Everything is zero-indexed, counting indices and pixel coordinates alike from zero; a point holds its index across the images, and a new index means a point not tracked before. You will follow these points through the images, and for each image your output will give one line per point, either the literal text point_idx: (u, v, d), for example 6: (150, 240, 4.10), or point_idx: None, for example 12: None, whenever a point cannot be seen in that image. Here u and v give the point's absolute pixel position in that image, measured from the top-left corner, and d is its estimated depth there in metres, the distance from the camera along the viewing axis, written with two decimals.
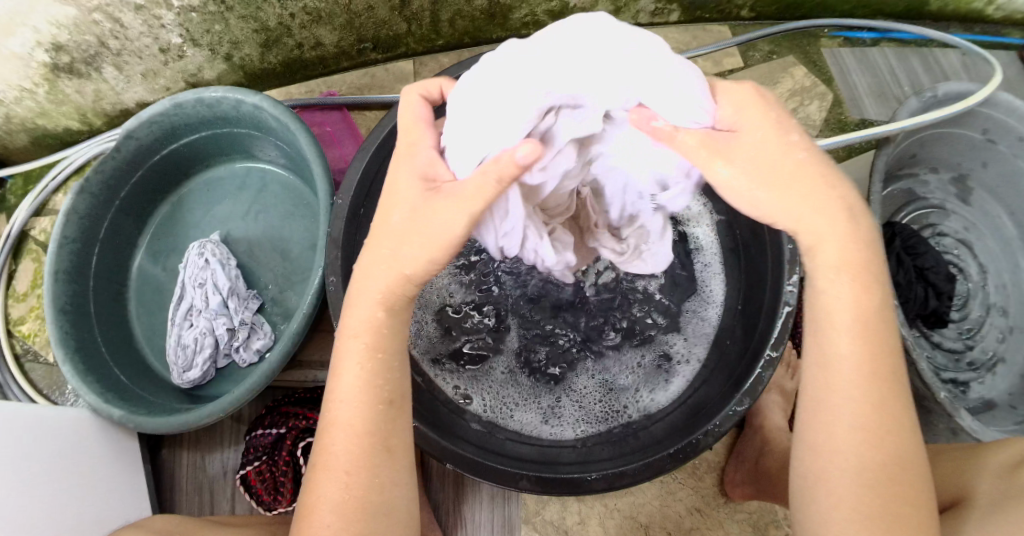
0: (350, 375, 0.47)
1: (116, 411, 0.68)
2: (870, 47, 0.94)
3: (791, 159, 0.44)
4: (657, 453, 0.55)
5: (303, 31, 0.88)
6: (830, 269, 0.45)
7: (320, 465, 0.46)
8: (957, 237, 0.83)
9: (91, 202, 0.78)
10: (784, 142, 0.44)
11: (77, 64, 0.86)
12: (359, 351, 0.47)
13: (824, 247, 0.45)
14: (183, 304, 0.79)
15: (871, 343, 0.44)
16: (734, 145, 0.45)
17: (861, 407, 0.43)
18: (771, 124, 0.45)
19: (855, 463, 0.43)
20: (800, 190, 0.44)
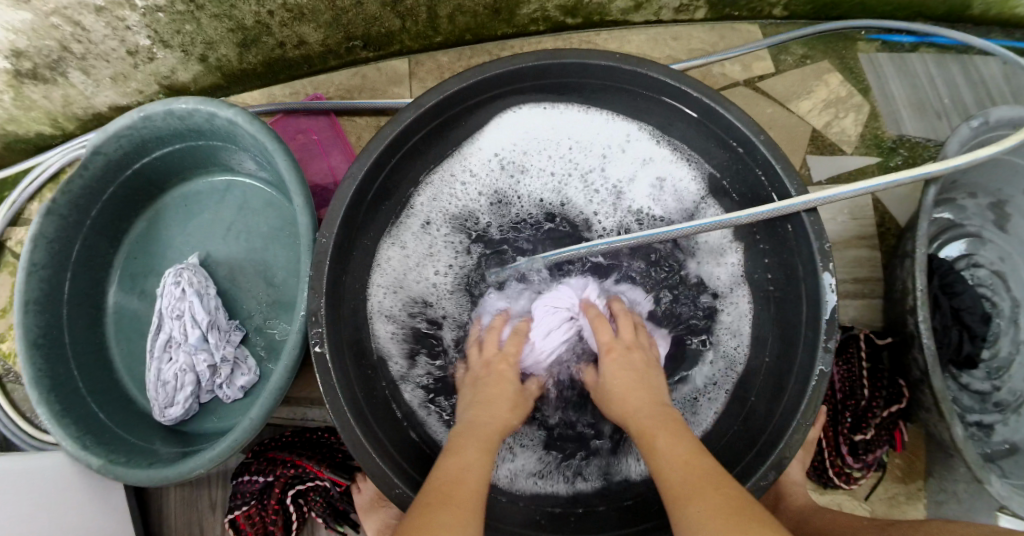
0: (469, 454, 0.48)
1: (93, 459, 0.65)
2: (908, 52, 0.86)
3: (635, 372, 0.55)
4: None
5: (284, 30, 0.80)
6: (637, 406, 0.51)
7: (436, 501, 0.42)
8: (992, 269, 0.77)
9: (59, 225, 0.73)
10: (639, 360, 0.56)
11: (41, 69, 0.79)
12: (471, 443, 0.49)
13: (637, 397, 0.52)
14: (161, 335, 0.75)
15: (674, 429, 0.47)
16: (615, 350, 0.57)
17: (686, 467, 0.43)
18: (626, 331, 0.59)
19: (707, 507, 0.39)
20: (623, 380, 0.54)
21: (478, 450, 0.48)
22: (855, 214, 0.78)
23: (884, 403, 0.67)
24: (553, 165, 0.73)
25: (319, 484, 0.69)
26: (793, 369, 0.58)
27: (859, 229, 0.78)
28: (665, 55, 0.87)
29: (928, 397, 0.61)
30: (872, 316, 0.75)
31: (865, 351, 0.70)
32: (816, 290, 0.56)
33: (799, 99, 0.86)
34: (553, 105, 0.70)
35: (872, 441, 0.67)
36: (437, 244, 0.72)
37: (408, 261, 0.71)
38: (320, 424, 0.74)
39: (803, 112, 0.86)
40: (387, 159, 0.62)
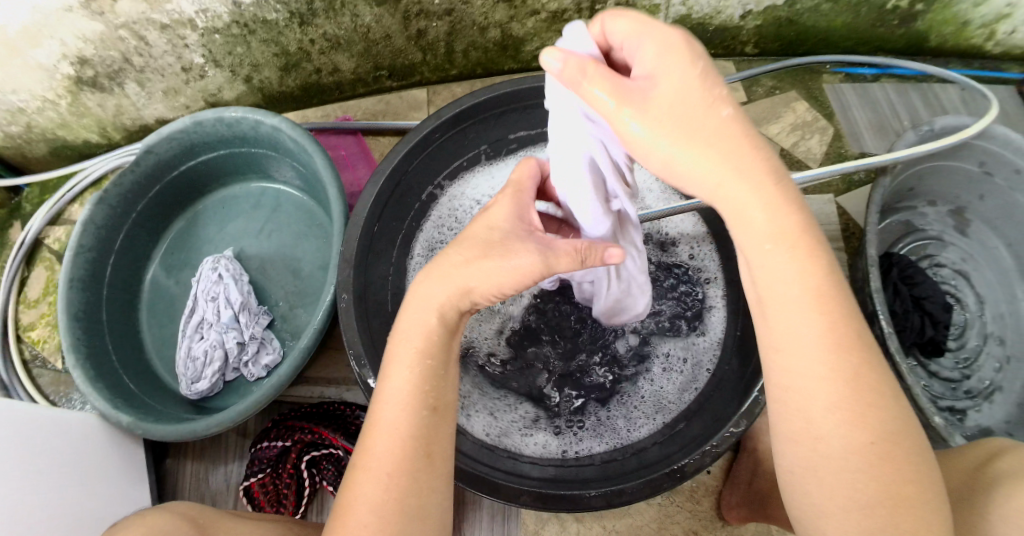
0: (396, 378, 0.46)
1: (124, 417, 0.69)
2: (870, 82, 0.96)
3: (698, 121, 0.40)
4: (632, 478, 0.56)
5: (322, 57, 0.90)
6: (766, 238, 0.41)
7: (360, 467, 0.44)
8: (955, 268, 0.85)
9: (108, 213, 0.80)
10: (710, 93, 0.40)
11: (101, 78, 0.88)
12: (409, 356, 0.46)
13: (748, 214, 0.41)
14: (195, 316, 0.81)
15: (832, 316, 0.40)
16: (656, 95, 0.41)
17: (839, 389, 0.40)
18: (695, 73, 0.40)
19: (846, 450, 0.39)
20: (678, 126, 0.40)
21: (408, 369, 0.46)
22: (823, 220, 0.86)
23: None
24: None
25: (333, 453, 0.74)
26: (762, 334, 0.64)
27: (827, 232, 0.86)
28: None
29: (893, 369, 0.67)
30: None
31: None
32: None
33: (769, 123, 0.96)
34: (543, 124, 0.80)
35: None
36: None
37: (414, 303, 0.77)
38: (336, 400, 0.80)
39: (774, 134, 0.96)
40: (408, 165, 0.71)
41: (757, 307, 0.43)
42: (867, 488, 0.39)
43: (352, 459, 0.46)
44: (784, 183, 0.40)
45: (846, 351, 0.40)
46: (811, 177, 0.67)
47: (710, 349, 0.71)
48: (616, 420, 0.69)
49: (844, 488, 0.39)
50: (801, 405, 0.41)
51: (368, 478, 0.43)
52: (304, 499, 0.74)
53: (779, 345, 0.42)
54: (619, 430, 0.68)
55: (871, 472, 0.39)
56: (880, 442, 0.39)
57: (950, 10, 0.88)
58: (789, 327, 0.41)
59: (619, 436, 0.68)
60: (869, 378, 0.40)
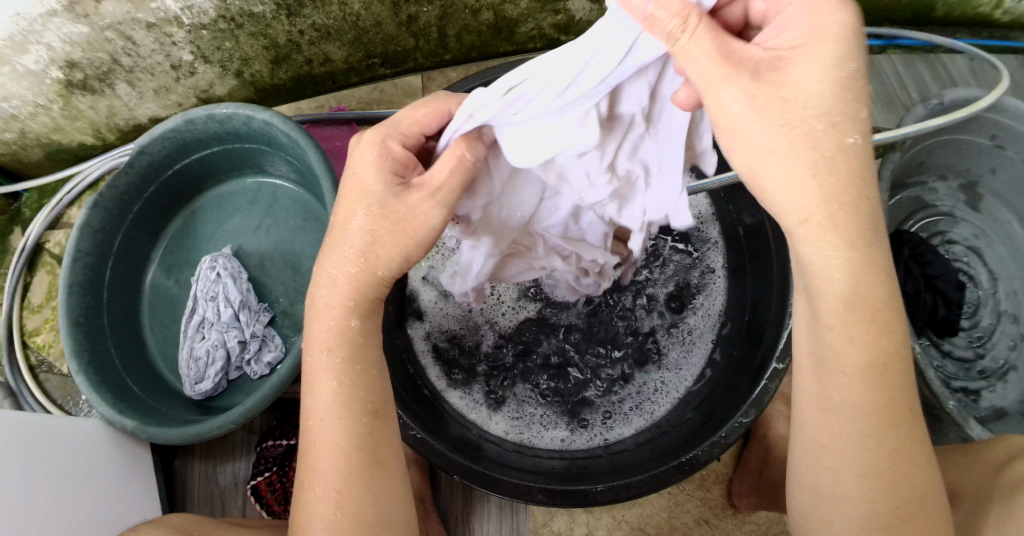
0: (323, 398, 0.46)
1: (129, 422, 0.69)
2: (876, 54, 0.94)
3: (811, 127, 0.38)
4: (637, 474, 0.55)
5: (312, 48, 0.89)
6: (835, 310, 0.40)
7: (305, 483, 0.46)
8: (967, 245, 0.83)
9: (104, 216, 0.79)
10: (840, 110, 0.38)
11: (91, 81, 0.87)
12: (332, 367, 0.47)
13: (824, 260, 0.40)
14: (195, 316, 0.81)
15: (885, 385, 0.41)
16: (786, 85, 0.37)
17: (870, 458, 0.42)
18: (836, 80, 0.37)
19: (869, 512, 0.42)
20: (786, 128, 0.38)
21: (326, 389, 0.46)
22: None
23: None
24: None
25: None
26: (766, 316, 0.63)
27: None
28: None
29: None
30: None
31: None
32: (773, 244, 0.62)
33: None
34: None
35: None
36: None
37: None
38: None
39: None
40: None
41: (814, 364, 0.44)
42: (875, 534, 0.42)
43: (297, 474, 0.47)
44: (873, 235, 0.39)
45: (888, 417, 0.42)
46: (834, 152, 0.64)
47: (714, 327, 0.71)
48: (616, 414, 0.69)
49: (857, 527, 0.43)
50: (833, 471, 0.43)
51: (320, 492, 0.45)
52: None
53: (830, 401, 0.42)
54: (620, 420, 0.69)
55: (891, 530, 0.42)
56: (894, 493, 0.42)
57: None
58: (840, 401, 0.42)
59: (616, 428, 0.68)
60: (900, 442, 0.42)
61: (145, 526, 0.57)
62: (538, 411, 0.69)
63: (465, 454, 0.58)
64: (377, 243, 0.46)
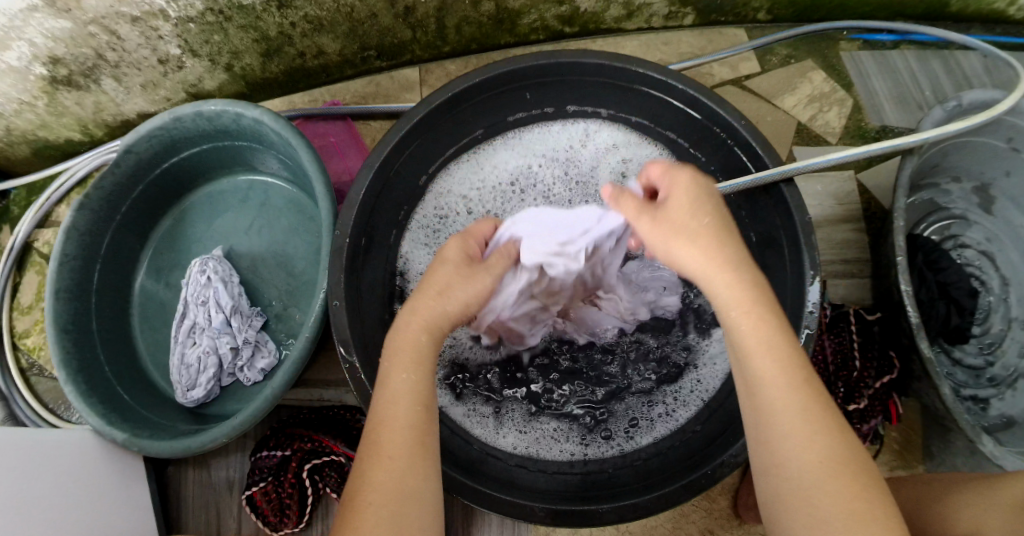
0: (396, 381, 0.45)
1: (119, 434, 0.67)
2: (889, 49, 0.91)
3: (694, 228, 0.46)
4: (646, 494, 0.54)
5: (304, 40, 0.86)
6: (722, 308, 0.44)
7: (361, 460, 0.43)
8: (979, 249, 0.81)
9: (91, 218, 0.77)
10: (708, 216, 0.46)
11: (76, 76, 0.84)
12: (403, 361, 0.46)
13: (715, 293, 0.45)
14: (186, 321, 0.79)
15: (783, 360, 0.42)
16: (667, 213, 0.48)
17: (794, 410, 0.40)
18: (691, 199, 0.48)
19: (801, 470, 0.39)
20: (682, 245, 0.46)
21: (400, 372, 0.46)
22: (841, 198, 0.83)
23: (875, 374, 0.70)
24: (535, 191, 0.82)
25: (335, 460, 0.71)
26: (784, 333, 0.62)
27: (846, 212, 0.82)
28: (657, 58, 0.93)
29: (919, 363, 0.63)
30: (862, 294, 0.79)
31: (854, 326, 0.73)
32: (794, 253, 0.61)
33: (783, 95, 0.91)
34: (537, 105, 0.76)
35: (867, 411, 0.70)
36: None
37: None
38: (336, 403, 0.78)
39: (789, 107, 0.91)
40: (402, 152, 0.67)
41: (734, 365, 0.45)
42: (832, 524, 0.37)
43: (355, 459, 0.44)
44: (752, 280, 0.44)
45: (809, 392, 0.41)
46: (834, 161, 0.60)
47: None
48: (635, 423, 0.67)
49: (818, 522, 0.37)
50: (764, 433, 0.41)
51: (373, 470, 0.42)
52: (307, 508, 0.72)
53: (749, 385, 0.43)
54: (639, 428, 0.67)
55: (834, 493, 0.38)
56: (844, 467, 0.38)
57: None
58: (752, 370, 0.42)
59: (633, 440, 0.67)
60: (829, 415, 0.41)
61: None
62: (552, 424, 0.68)
63: (473, 475, 0.56)
64: (449, 287, 0.50)
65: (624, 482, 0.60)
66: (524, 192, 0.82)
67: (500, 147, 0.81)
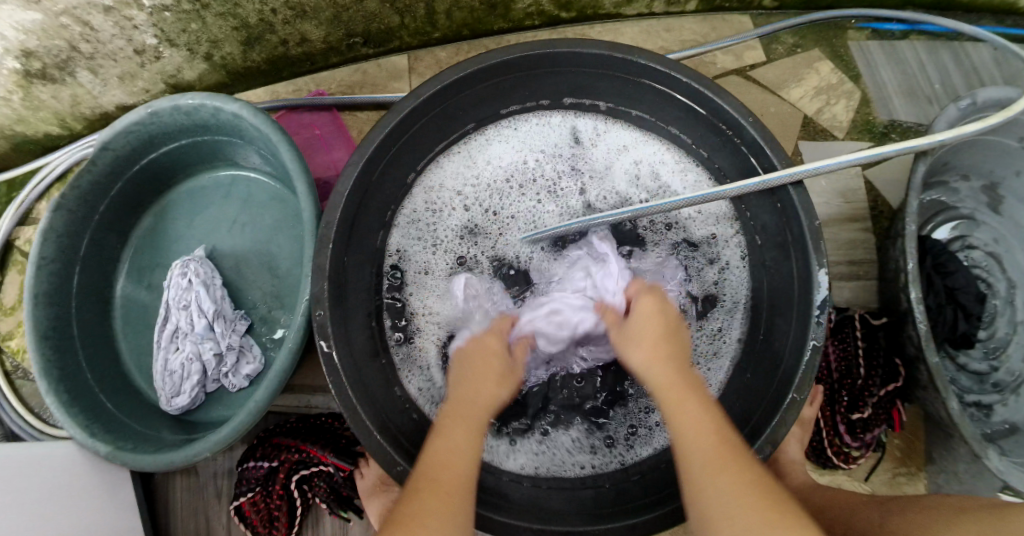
0: (455, 436, 0.50)
1: (101, 446, 0.66)
2: (898, 40, 0.88)
3: (648, 330, 0.56)
4: (646, 514, 0.53)
5: (287, 27, 0.82)
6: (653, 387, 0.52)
7: (419, 490, 0.46)
8: (987, 250, 0.78)
9: (68, 219, 0.74)
10: (665, 326, 0.57)
11: (50, 70, 0.80)
12: (461, 419, 0.52)
13: (648, 376, 0.53)
14: (168, 325, 0.76)
15: (704, 410, 0.48)
16: (630, 325, 0.58)
17: (712, 451, 0.45)
18: (649, 309, 0.59)
19: (727, 502, 0.42)
20: (640, 347, 0.55)
21: (464, 428, 0.51)
22: (848, 197, 0.80)
23: (880, 382, 0.68)
24: (529, 185, 0.79)
25: (324, 470, 0.71)
26: (786, 344, 0.61)
27: (853, 212, 0.80)
28: (658, 46, 0.90)
29: (924, 373, 0.62)
30: (867, 296, 0.77)
31: (859, 331, 0.70)
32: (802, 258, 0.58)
33: (789, 86, 0.88)
34: (533, 98, 0.73)
35: (870, 420, 0.68)
36: (439, 256, 0.77)
37: (413, 307, 0.75)
38: (327, 411, 0.75)
39: (795, 99, 0.88)
40: (388, 148, 0.64)
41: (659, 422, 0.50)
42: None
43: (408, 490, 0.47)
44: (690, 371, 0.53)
45: (724, 434, 0.46)
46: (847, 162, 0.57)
47: (734, 348, 0.70)
48: (639, 429, 0.67)
49: None
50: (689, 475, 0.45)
51: (426, 501, 0.45)
52: (296, 519, 0.71)
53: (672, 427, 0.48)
54: (643, 435, 0.67)
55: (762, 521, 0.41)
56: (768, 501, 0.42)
57: None
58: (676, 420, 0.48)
59: (638, 448, 0.67)
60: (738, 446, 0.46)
61: None
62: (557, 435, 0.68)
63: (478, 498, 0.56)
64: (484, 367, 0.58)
65: (631, 495, 0.60)
66: (521, 186, 0.78)
67: (494, 139, 0.78)
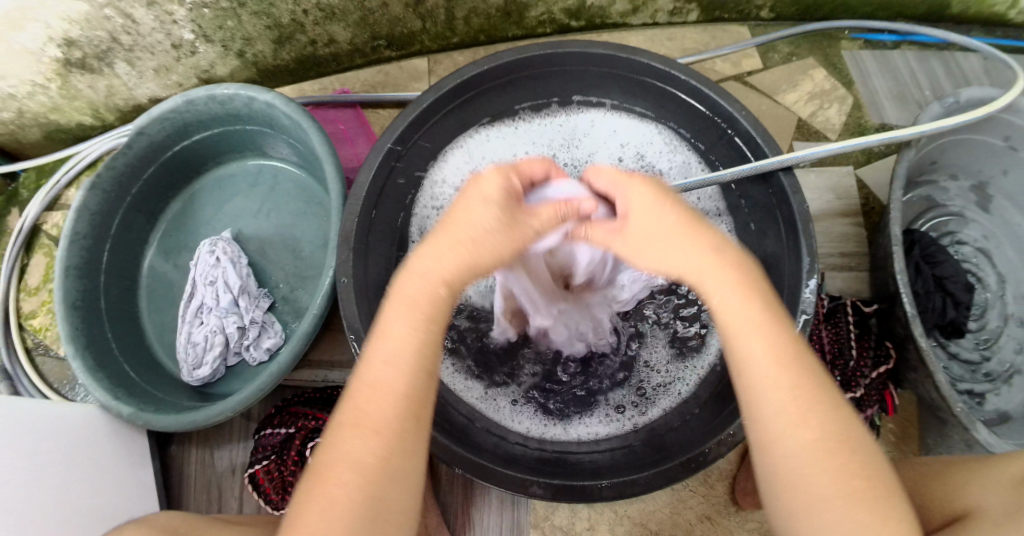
0: (394, 341, 0.42)
1: (125, 408, 0.69)
2: (890, 49, 0.93)
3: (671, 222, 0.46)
4: (649, 470, 0.55)
5: (316, 28, 0.87)
6: (718, 302, 0.43)
7: (347, 426, 0.40)
8: (976, 246, 0.82)
9: (102, 199, 0.78)
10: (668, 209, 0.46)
11: (89, 59, 0.85)
12: (406, 317, 0.43)
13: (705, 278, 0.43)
14: (193, 301, 0.80)
15: (774, 336, 0.41)
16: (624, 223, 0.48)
17: (788, 390, 0.40)
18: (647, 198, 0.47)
19: (796, 450, 0.39)
20: (646, 240, 0.46)
21: (411, 333, 0.43)
22: (840, 193, 0.84)
23: (872, 364, 0.71)
24: None
25: None
26: None
27: (845, 207, 0.83)
28: (662, 53, 0.94)
29: (914, 353, 0.65)
30: (859, 287, 0.80)
31: (851, 316, 0.73)
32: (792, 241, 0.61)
33: (785, 92, 0.93)
34: (545, 96, 0.78)
35: (863, 399, 0.70)
36: None
37: None
38: (341, 384, 0.79)
39: (791, 103, 0.93)
40: (410, 136, 0.68)
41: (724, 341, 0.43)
42: (813, 506, 0.38)
43: (331, 422, 0.42)
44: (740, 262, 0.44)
45: (799, 364, 0.41)
46: (831, 153, 0.63)
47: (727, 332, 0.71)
48: (643, 395, 0.69)
49: (811, 507, 0.38)
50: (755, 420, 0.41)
51: (356, 438, 0.40)
52: None
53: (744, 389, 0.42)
54: (649, 402, 0.69)
55: (826, 467, 0.38)
56: (838, 445, 0.39)
57: None
58: (745, 353, 0.41)
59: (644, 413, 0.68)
60: (829, 414, 0.40)
61: None
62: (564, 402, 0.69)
63: (482, 453, 0.58)
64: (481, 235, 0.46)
65: (642, 455, 0.60)
66: None
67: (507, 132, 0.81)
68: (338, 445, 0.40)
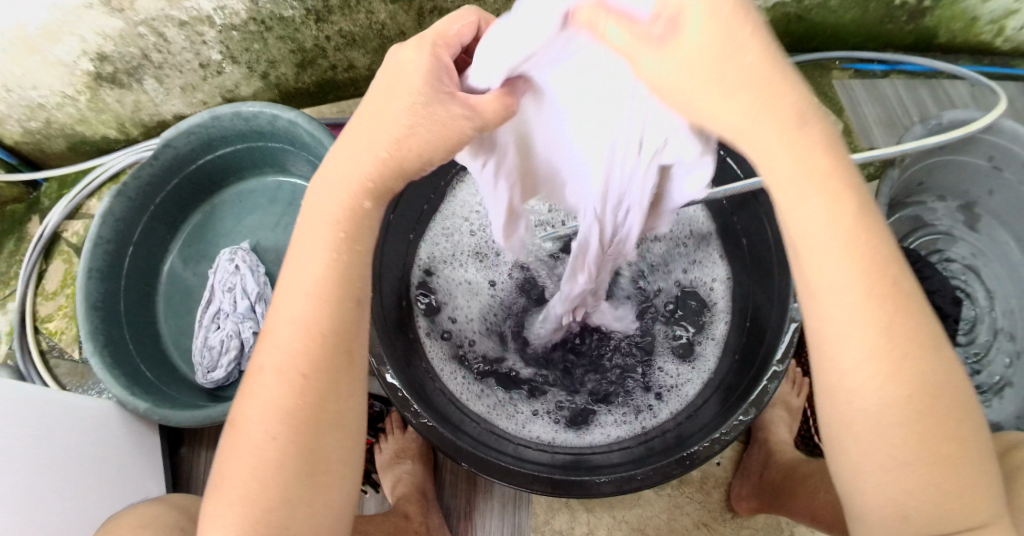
0: (310, 276, 0.38)
1: (141, 403, 0.71)
2: (879, 78, 0.97)
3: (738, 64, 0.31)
4: (646, 465, 0.57)
5: (337, 53, 0.92)
6: (796, 197, 0.33)
7: (258, 372, 0.38)
8: (965, 263, 0.85)
9: (127, 205, 0.81)
10: (739, 45, 0.30)
11: (120, 74, 0.90)
12: (323, 234, 0.38)
13: (775, 159, 0.33)
14: (211, 307, 0.83)
15: (872, 264, 0.33)
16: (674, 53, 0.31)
17: (877, 330, 0.33)
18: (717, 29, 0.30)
19: (881, 407, 0.33)
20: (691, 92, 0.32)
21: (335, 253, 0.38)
22: None
23: None
24: None
25: None
26: (767, 329, 0.62)
27: None
28: None
29: None
30: None
31: None
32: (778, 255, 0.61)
33: None
34: None
35: None
36: None
37: None
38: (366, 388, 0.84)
39: None
40: None
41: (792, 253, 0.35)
42: (894, 466, 0.33)
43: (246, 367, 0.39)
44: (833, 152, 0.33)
45: (895, 294, 0.34)
46: None
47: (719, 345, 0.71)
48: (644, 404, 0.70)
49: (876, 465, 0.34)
50: (826, 361, 0.35)
51: (276, 383, 0.37)
52: None
53: (815, 321, 0.35)
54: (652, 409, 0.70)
55: (908, 429, 0.33)
56: (927, 403, 0.33)
57: (958, 6, 0.87)
58: (820, 275, 0.34)
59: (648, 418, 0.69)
60: (924, 363, 0.34)
61: (145, 505, 0.58)
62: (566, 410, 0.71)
63: (480, 448, 0.59)
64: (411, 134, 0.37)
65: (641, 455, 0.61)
66: None
67: None
68: (266, 393, 0.37)
